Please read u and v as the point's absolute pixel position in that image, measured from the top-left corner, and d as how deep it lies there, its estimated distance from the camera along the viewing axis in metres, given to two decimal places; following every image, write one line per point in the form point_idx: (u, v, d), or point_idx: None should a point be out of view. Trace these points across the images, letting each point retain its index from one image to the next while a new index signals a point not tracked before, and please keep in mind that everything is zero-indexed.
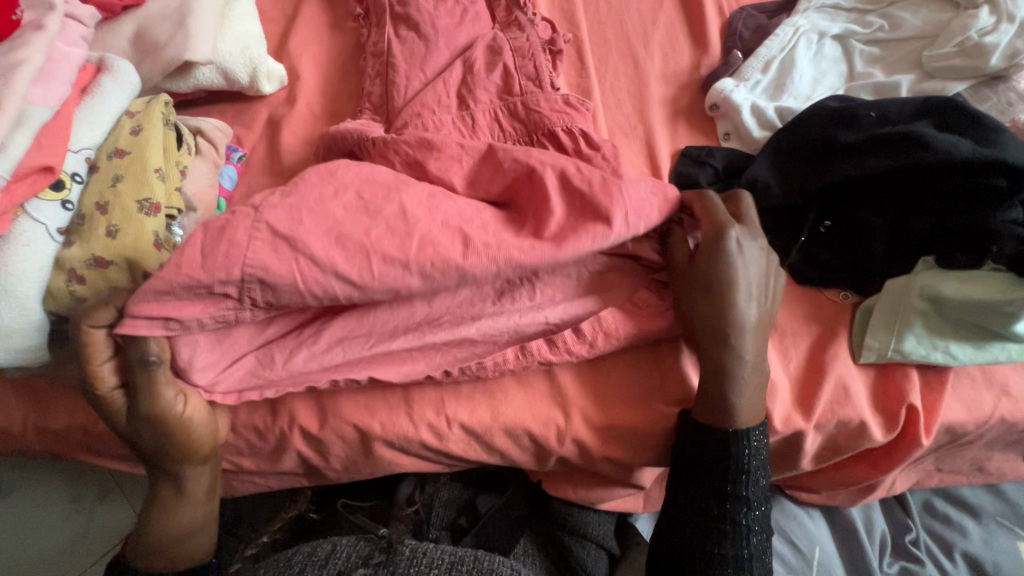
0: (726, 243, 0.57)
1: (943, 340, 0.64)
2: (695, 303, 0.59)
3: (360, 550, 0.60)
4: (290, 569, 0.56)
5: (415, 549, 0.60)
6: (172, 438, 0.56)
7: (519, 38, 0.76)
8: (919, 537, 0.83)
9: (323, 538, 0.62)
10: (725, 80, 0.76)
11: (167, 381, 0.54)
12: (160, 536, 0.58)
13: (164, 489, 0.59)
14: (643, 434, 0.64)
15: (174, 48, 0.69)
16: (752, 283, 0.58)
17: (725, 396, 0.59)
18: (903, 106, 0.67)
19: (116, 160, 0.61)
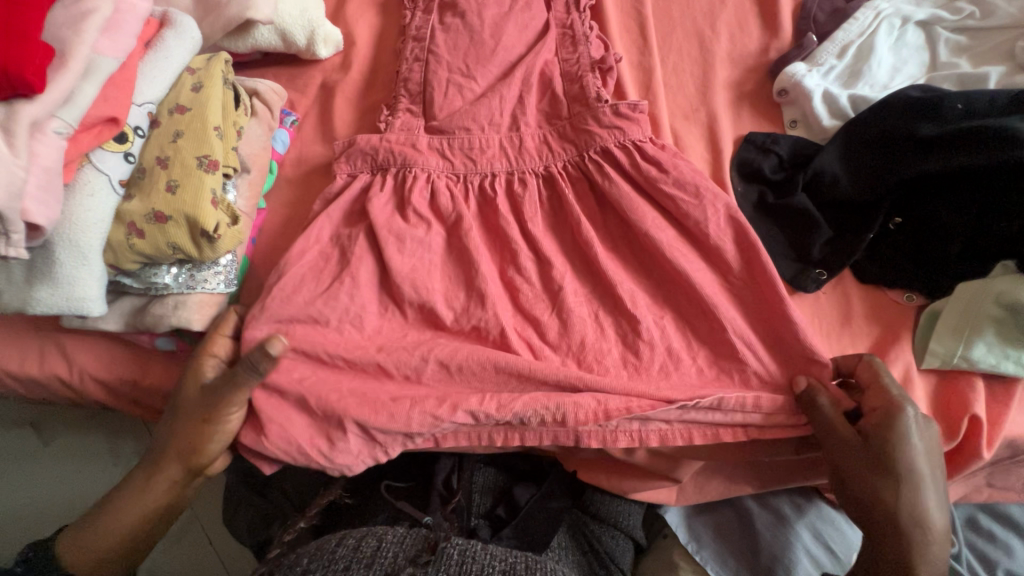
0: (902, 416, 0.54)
1: (1017, 350, 0.61)
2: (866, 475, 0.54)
3: (406, 548, 0.59)
4: (336, 564, 0.55)
5: (464, 550, 0.59)
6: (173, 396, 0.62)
7: (566, 58, 0.75)
8: (962, 552, 0.80)
9: (368, 531, 0.61)
10: (798, 64, 0.72)
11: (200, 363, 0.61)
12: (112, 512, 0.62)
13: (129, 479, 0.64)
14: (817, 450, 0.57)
15: (236, 6, 0.67)
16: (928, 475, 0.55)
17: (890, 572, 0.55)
18: (995, 98, 0.63)
19: (177, 117, 0.61)
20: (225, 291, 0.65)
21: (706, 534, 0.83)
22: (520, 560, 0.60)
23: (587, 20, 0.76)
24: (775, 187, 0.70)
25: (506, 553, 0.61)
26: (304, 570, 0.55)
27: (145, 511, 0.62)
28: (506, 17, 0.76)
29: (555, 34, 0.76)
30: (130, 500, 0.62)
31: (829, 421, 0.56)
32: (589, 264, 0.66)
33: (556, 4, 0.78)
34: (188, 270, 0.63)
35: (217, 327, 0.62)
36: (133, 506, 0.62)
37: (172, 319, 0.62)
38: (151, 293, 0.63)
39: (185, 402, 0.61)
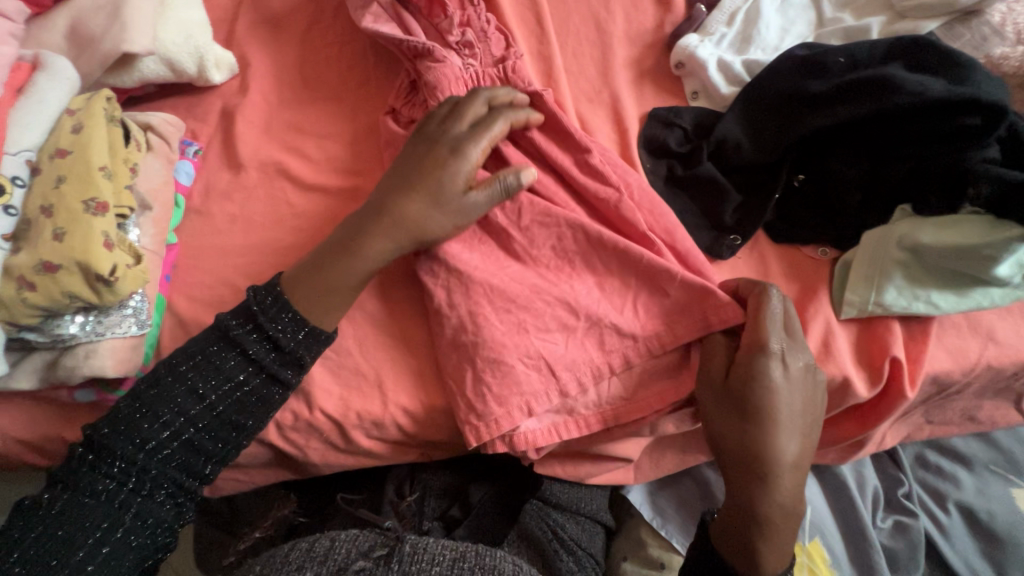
0: (769, 361, 0.56)
1: (924, 290, 0.62)
2: (728, 423, 0.58)
3: (360, 544, 0.58)
4: (289, 566, 0.54)
5: (417, 544, 0.59)
6: (422, 169, 0.61)
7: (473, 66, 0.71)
8: (912, 490, 0.82)
9: (321, 534, 0.60)
10: (690, 36, 0.73)
11: (446, 160, 0.61)
12: (318, 280, 0.61)
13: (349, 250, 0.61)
14: (735, 412, 0.57)
15: (111, 41, 0.65)
16: (794, 430, 0.57)
17: (752, 541, 0.58)
18: (874, 48, 0.64)
19: (58, 161, 0.59)
20: (139, 333, 0.64)
21: (669, 507, 0.84)
22: (471, 548, 0.60)
23: (483, 15, 0.72)
24: (682, 159, 0.71)
25: (458, 543, 0.61)
26: None
27: (364, 273, 0.61)
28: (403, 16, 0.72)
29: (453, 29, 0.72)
30: (350, 256, 0.61)
31: (709, 375, 0.59)
32: (550, 264, 0.65)
33: None
34: (95, 318, 0.61)
35: (483, 121, 0.63)
36: (357, 249, 0.61)
37: (87, 369, 0.60)
38: (59, 345, 0.61)
39: (437, 193, 0.60)
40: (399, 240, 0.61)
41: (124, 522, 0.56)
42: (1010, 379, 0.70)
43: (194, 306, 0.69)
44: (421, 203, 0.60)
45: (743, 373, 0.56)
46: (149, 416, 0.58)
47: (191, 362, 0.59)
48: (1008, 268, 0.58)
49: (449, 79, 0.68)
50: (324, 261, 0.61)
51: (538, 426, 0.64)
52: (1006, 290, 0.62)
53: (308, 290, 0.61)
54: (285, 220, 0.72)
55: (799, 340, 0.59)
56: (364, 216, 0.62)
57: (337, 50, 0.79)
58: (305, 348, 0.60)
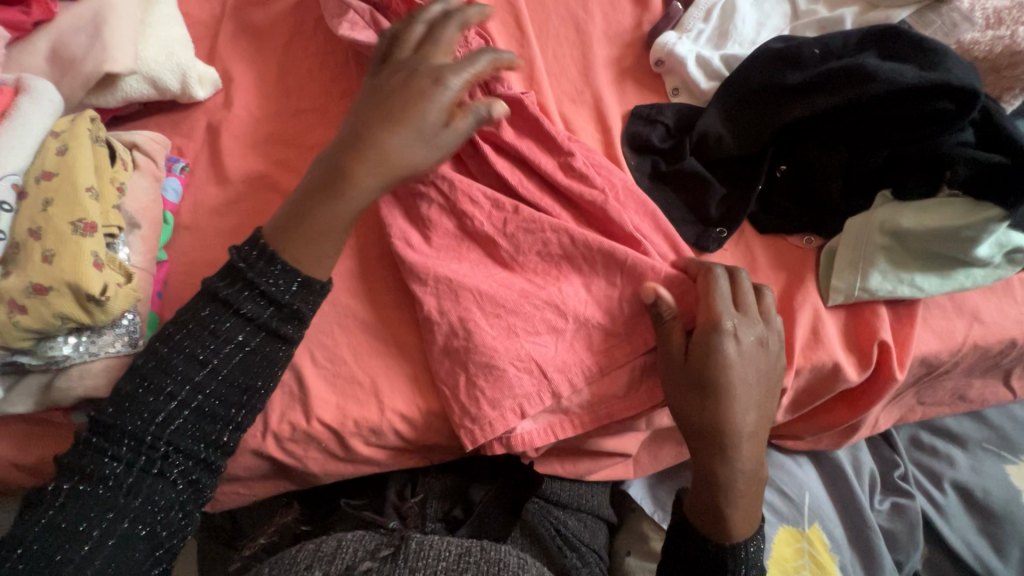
0: (722, 339, 0.57)
1: (908, 273, 0.63)
2: (683, 397, 0.59)
3: (367, 544, 0.60)
4: (296, 566, 0.55)
5: (422, 541, 0.60)
6: (398, 92, 0.59)
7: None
8: (908, 472, 0.83)
9: (326, 535, 0.61)
10: (668, 33, 0.74)
11: (419, 86, 0.59)
12: (303, 234, 0.59)
13: (330, 185, 0.59)
14: (697, 391, 0.58)
15: (93, 61, 0.65)
16: (749, 400, 0.59)
17: (720, 506, 0.60)
18: (847, 38, 0.65)
19: (45, 184, 0.59)
20: (131, 352, 0.63)
21: (670, 500, 0.85)
22: (477, 544, 0.61)
23: None
24: (665, 155, 0.72)
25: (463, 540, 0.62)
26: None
27: (352, 214, 0.60)
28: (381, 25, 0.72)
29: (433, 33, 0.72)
30: (336, 196, 0.59)
31: (665, 348, 0.60)
32: (537, 267, 0.65)
33: None
34: (88, 338, 0.61)
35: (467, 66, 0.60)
36: (335, 188, 0.59)
37: (82, 390, 0.61)
38: (53, 367, 0.61)
39: (419, 124, 0.58)
40: (384, 174, 0.59)
41: (138, 501, 0.55)
42: (997, 357, 0.72)
43: None
44: (398, 136, 0.58)
45: (701, 346, 0.58)
46: (152, 388, 0.57)
47: (184, 329, 0.59)
48: (986, 248, 0.60)
49: None
50: (313, 217, 0.59)
51: (534, 427, 0.65)
52: (986, 270, 0.64)
53: (293, 234, 0.60)
54: None
55: (757, 318, 0.59)
56: (343, 146, 0.60)
57: (319, 61, 0.79)
58: (300, 298, 0.60)
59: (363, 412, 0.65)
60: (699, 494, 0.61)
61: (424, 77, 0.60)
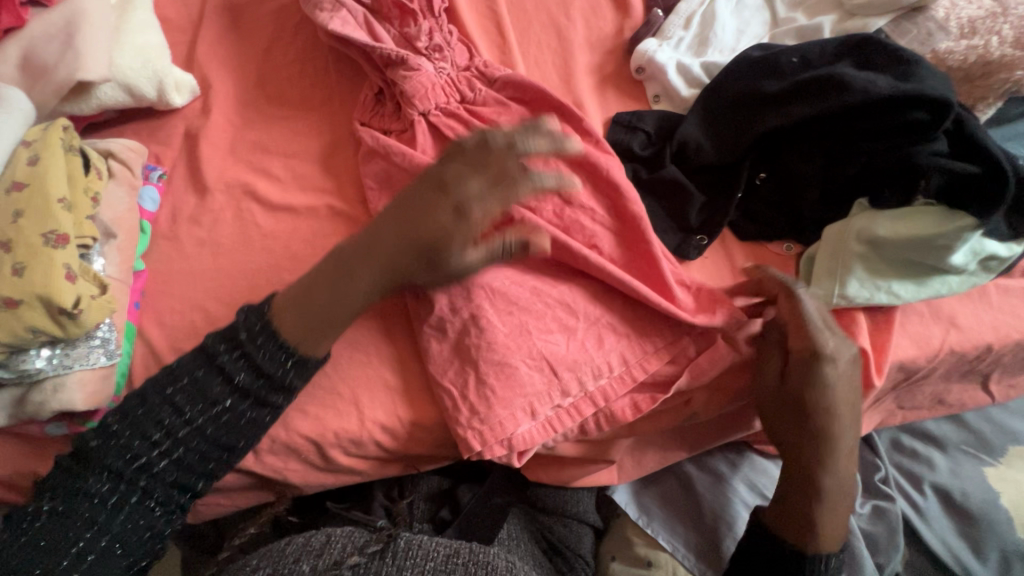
0: (820, 364, 0.58)
1: (885, 281, 0.64)
2: (788, 416, 0.61)
3: (355, 539, 0.61)
4: (285, 559, 0.58)
5: (411, 540, 0.61)
6: (426, 220, 0.53)
7: (445, 70, 0.72)
8: (888, 475, 0.84)
9: (317, 530, 0.63)
10: (648, 40, 0.74)
11: (454, 204, 0.52)
12: (304, 302, 0.59)
13: (339, 285, 0.59)
14: (797, 409, 0.60)
15: (65, 69, 0.64)
16: (846, 415, 0.60)
17: (809, 516, 0.60)
18: (825, 47, 0.65)
19: (16, 195, 0.58)
20: (108, 364, 0.63)
21: (654, 507, 0.85)
22: (465, 545, 0.63)
23: (446, 27, 0.74)
24: (647, 162, 0.72)
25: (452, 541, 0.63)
26: (254, 569, 0.57)
27: (356, 307, 0.60)
28: (372, 28, 0.73)
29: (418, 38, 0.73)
30: (340, 291, 0.59)
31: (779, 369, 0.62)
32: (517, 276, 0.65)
33: None
34: (61, 350, 0.60)
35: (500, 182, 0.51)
36: (347, 286, 0.59)
37: (55, 403, 0.59)
38: (26, 380, 0.61)
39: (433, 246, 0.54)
40: (405, 271, 0.57)
41: (112, 529, 0.57)
42: (974, 362, 0.72)
43: (164, 333, 0.68)
44: (423, 226, 0.53)
45: (798, 354, 0.59)
46: (162, 417, 0.59)
47: (177, 384, 0.59)
48: (961, 255, 0.61)
49: (425, 87, 0.69)
50: (325, 276, 0.60)
51: (534, 425, 0.63)
52: (962, 276, 0.64)
53: (317, 339, 0.60)
54: (254, 241, 0.71)
55: (845, 336, 0.61)
56: (364, 241, 0.58)
57: (299, 67, 0.78)
58: (293, 374, 0.60)
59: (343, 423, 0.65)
60: (790, 498, 0.62)
61: (468, 199, 0.52)
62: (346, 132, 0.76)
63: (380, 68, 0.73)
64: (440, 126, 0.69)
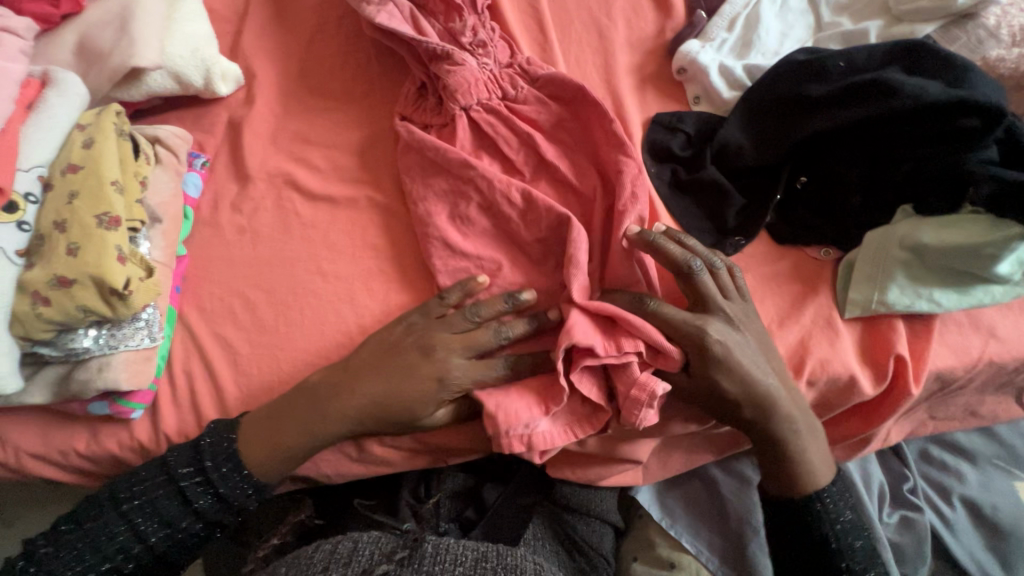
0: (711, 349, 0.59)
1: (926, 288, 0.63)
2: (717, 402, 0.62)
3: (382, 546, 0.61)
4: (314, 567, 0.56)
5: (438, 545, 0.61)
6: (408, 388, 0.61)
7: (488, 65, 0.73)
8: (917, 486, 0.83)
9: (343, 535, 0.62)
10: (691, 41, 0.74)
11: (443, 353, 0.61)
12: (275, 433, 0.62)
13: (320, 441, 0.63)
14: (713, 394, 0.61)
15: (119, 55, 0.66)
16: (765, 367, 0.62)
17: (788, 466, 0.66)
18: (873, 51, 0.65)
19: (70, 177, 0.59)
20: (152, 345, 0.64)
21: (678, 508, 0.85)
22: (492, 548, 0.62)
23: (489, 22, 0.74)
24: (686, 163, 0.72)
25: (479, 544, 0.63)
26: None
27: (326, 435, 0.63)
28: (416, 21, 0.73)
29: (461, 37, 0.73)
30: (314, 426, 0.62)
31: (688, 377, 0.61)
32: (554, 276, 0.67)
33: None
34: (108, 331, 0.61)
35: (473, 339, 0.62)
36: (316, 411, 0.62)
37: (100, 382, 0.61)
38: (73, 359, 0.62)
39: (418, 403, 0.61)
40: (387, 403, 0.61)
41: None
42: (1011, 374, 0.72)
43: (205, 318, 0.69)
44: (411, 391, 0.61)
45: (692, 347, 0.60)
46: (152, 513, 0.61)
47: (172, 485, 0.61)
48: (1007, 265, 0.60)
49: (469, 84, 0.70)
50: (291, 408, 0.63)
51: (552, 428, 0.62)
52: (1007, 286, 0.63)
53: (259, 450, 0.62)
54: (293, 230, 0.72)
55: (719, 308, 0.61)
56: (335, 373, 0.63)
57: (341, 60, 0.79)
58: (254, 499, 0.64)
59: None
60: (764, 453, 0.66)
61: (454, 353, 0.62)
62: (386, 125, 0.76)
63: (423, 63, 0.73)
64: (479, 122, 0.71)
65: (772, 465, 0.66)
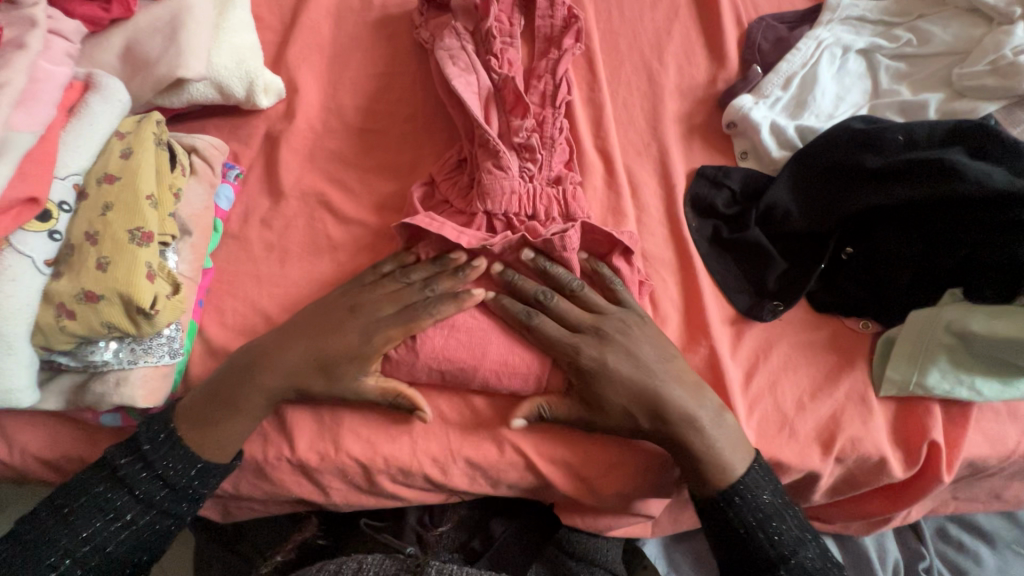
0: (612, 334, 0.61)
1: (968, 375, 0.62)
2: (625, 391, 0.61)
3: (388, 568, 0.60)
4: None
5: (442, 569, 0.60)
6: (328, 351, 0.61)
7: (531, 174, 0.67)
8: (932, 565, 0.81)
9: (348, 556, 0.62)
10: (744, 96, 0.72)
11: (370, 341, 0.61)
12: (191, 408, 0.61)
13: (221, 402, 0.60)
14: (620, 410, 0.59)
15: (166, 64, 0.65)
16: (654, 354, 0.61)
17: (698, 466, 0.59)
18: (934, 128, 0.64)
19: (106, 187, 0.58)
20: (171, 362, 0.62)
21: (685, 565, 0.85)
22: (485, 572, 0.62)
23: (546, 59, 0.73)
24: (729, 221, 0.71)
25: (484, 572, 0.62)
26: None
27: (248, 411, 0.60)
28: (487, 106, 0.70)
29: (511, 91, 0.70)
30: (230, 405, 0.60)
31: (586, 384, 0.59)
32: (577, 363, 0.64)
33: (518, 61, 0.72)
34: (129, 344, 0.60)
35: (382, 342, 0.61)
36: (225, 393, 0.60)
37: (117, 397, 0.59)
38: (90, 370, 0.60)
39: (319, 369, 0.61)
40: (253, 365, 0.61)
41: None
42: None
43: (224, 335, 0.68)
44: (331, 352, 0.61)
45: (567, 364, 0.60)
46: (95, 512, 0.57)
47: (110, 480, 0.58)
48: None
49: (504, 182, 0.65)
50: (220, 393, 0.60)
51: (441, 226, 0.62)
52: None
53: (194, 427, 0.60)
54: (323, 253, 0.71)
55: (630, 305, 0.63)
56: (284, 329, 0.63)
57: (385, 83, 0.78)
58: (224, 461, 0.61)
59: (394, 450, 0.64)
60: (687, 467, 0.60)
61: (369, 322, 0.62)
62: (425, 154, 0.75)
63: (473, 141, 0.69)
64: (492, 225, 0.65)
65: (691, 481, 0.60)
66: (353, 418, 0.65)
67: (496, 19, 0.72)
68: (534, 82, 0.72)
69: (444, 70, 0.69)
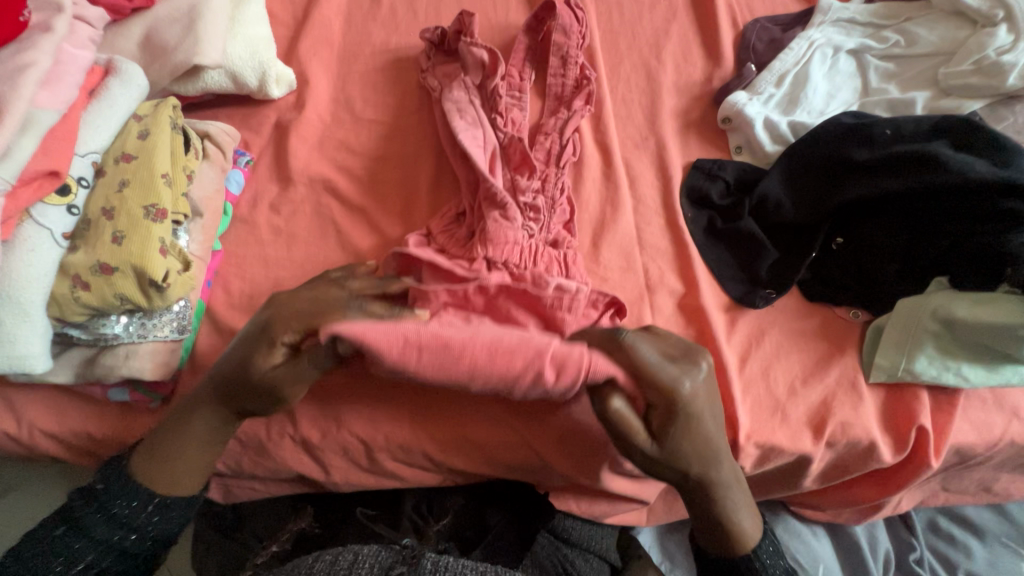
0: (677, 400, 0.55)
1: (954, 362, 0.64)
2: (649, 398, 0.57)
3: (382, 559, 0.60)
4: None
5: (437, 562, 0.61)
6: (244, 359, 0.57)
7: (532, 232, 0.66)
8: (923, 556, 0.82)
9: (343, 546, 0.61)
10: (739, 93, 0.75)
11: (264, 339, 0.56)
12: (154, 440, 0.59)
13: (179, 426, 0.59)
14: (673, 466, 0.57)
15: (183, 52, 0.68)
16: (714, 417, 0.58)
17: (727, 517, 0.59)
18: (920, 123, 0.66)
19: (123, 166, 0.60)
20: (178, 338, 0.64)
21: (678, 554, 0.86)
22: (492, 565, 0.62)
23: (555, 71, 0.77)
24: (723, 212, 0.73)
25: (477, 564, 0.62)
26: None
27: (199, 434, 0.59)
28: (493, 160, 0.70)
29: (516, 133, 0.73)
30: (183, 433, 0.59)
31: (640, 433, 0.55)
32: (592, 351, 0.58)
33: (526, 107, 0.75)
34: (139, 319, 0.62)
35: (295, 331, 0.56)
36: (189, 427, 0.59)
37: (125, 369, 0.60)
38: (101, 344, 0.62)
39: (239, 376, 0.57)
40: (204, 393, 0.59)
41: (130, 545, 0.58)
42: None
43: (231, 314, 0.69)
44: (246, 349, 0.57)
45: (650, 409, 0.56)
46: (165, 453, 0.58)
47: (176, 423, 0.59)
48: None
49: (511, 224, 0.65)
50: (179, 425, 0.59)
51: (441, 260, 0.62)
52: None
53: (154, 462, 0.58)
54: (329, 237, 0.73)
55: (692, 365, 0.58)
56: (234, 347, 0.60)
57: (392, 77, 0.81)
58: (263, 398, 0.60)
59: (394, 427, 0.65)
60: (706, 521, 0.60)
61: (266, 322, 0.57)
62: (430, 144, 0.77)
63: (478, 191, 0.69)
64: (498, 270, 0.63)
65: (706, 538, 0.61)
66: (355, 396, 0.66)
67: (508, 75, 0.76)
68: (541, 138, 0.73)
69: (452, 122, 0.71)
